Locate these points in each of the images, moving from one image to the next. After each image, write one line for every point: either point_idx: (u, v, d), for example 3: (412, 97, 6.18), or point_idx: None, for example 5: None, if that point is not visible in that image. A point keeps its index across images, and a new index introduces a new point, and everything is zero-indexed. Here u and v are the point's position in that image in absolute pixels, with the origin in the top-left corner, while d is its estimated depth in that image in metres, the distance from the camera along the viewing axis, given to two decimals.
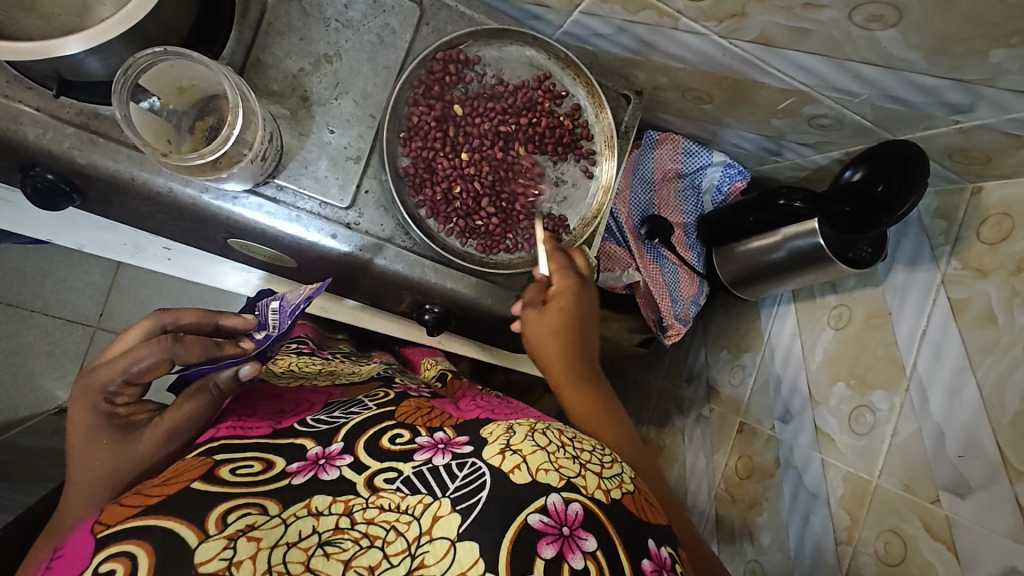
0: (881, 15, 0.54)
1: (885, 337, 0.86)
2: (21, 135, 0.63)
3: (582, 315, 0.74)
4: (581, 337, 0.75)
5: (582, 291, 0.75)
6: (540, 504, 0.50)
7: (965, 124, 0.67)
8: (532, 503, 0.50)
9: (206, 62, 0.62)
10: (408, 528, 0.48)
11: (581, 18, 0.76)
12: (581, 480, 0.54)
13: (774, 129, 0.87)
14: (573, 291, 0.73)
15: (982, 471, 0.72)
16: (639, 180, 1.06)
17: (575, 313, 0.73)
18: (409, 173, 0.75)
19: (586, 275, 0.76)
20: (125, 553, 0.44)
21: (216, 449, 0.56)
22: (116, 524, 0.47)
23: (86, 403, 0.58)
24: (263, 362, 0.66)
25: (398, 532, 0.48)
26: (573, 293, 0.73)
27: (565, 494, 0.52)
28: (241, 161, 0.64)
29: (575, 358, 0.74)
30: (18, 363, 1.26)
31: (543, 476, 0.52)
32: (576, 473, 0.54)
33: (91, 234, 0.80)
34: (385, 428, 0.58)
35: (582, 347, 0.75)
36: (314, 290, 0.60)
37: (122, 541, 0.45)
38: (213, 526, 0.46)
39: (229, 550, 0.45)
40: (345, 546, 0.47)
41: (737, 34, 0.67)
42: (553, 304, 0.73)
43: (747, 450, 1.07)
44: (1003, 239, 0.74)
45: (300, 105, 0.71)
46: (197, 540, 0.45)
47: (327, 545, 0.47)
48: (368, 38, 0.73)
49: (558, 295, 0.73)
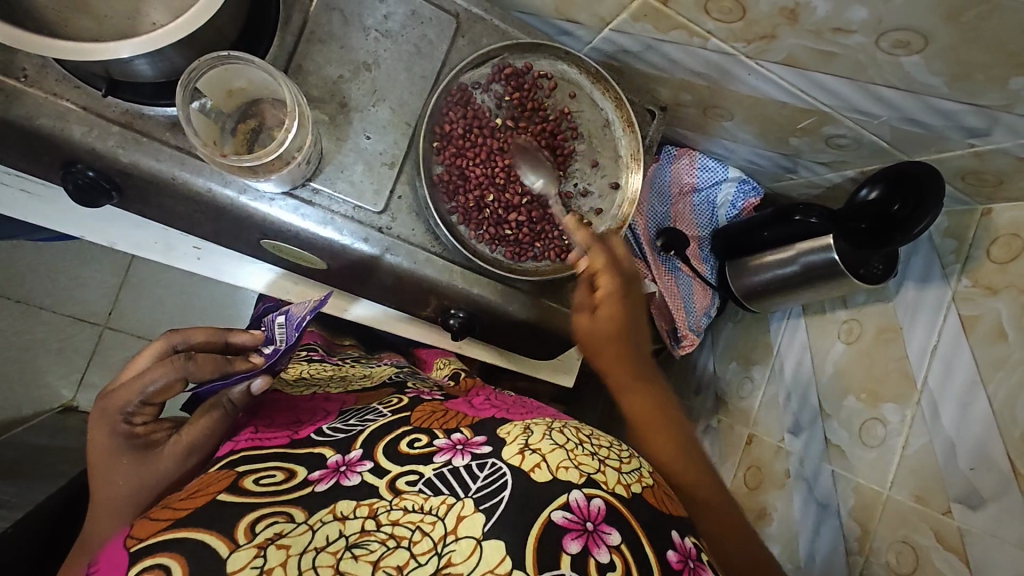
0: (906, 41, 0.57)
1: (896, 351, 0.89)
2: (66, 133, 0.64)
3: (635, 310, 0.69)
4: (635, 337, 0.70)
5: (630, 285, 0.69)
6: (563, 500, 0.51)
7: (979, 147, 0.70)
8: (554, 500, 0.51)
9: (263, 68, 0.64)
10: (433, 528, 0.49)
11: (612, 35, 0.78)
12: (601, 476, 0.55)
13: (791, 147, 0.90)
14: (621, 291, 0.68)
15: (994, 483, 0.74)
16: (655, 193, 1.09)
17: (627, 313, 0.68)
18: (442, 180, 0.76)
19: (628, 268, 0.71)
20: (159, 566, 0.45)
21: (238, 460, 0.57)
22: (148, 538, 0.48)
23: (106, 425, 0.59)
24: (273, 375, 0.66)
25: (423, 532, 0.48)
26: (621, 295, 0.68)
27: (586, 491, 0.53)
28: (291, 164, 0.67)
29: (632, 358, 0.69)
30: (25, 360, 1.25)
31: (564, 474, 0.53)
32: (596, 469, 0.55)
33: (124, 231, 0.80)
34: (404, 433, 0.58)
35: (638, 338, 0.70)
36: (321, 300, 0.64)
37: (156, 554, 0.46)
38: (243, 536, 0.47)
39: (260, 558, 0.46)
40: (373, 548, 0.47)
41: (765, 55, 0.69)
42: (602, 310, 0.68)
43: (755, 461, 1.08)
44: (1013, 258, 0.77)
45: (338, 110, 0.73)
46: (228, 551, 0.46)
47: (355, 547, 0.47)
48: (406, 47, 0.75)
49: (606, 297, 0.68)
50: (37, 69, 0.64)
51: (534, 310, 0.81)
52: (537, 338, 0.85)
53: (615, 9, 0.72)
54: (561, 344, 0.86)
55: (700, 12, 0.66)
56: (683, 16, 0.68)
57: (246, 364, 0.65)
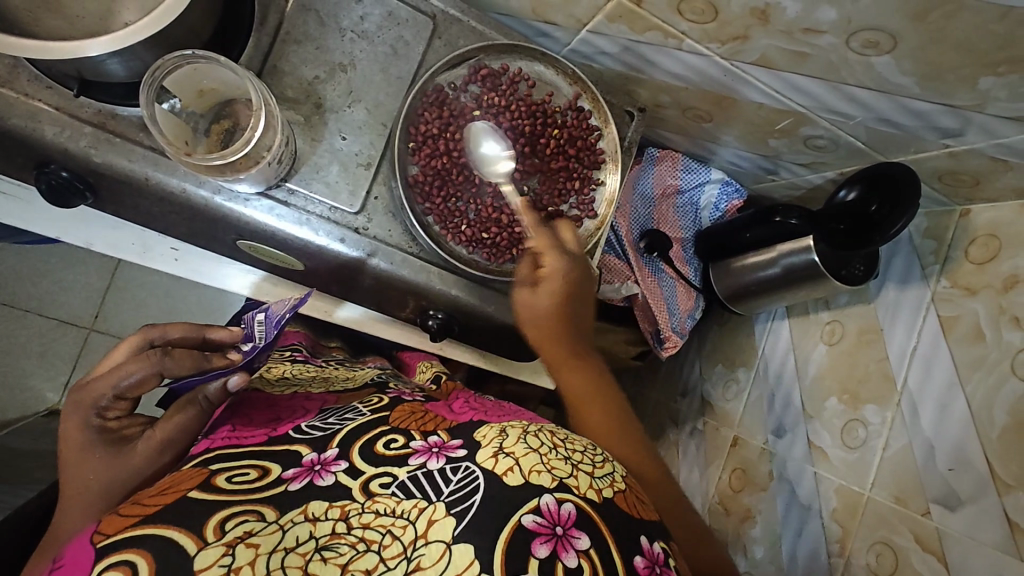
0: (876, 41, 0.57)
1: (877, 352, 0.89)
2: (38, 133, 0.64)
3: (578, 292, 0.72)
4: (574, 314, 0.73)
5: (576, 267, 0.72)
6: (534, 504, 0.49)
7: (954, 148, 0.70)
8: (525, 504, 0.49)
9: (232, 67, 0.64)
10: (403, 532, 0.46)
11: (589, 36, 0.78)
12: (573, 480, 0.52)
13: (771, 148, 0.90)
14: (567, 271, 0.71)
15: (971, 483, 0.74)
16: (640, 196, 1.09)
17: (567, 294, 0.71)
18: (417, 181, 0.76)
19: (576, 251, 0.73)
20: (125, 562, 0.43)
21: (213, 458, 0.54)
22: (115, 534, 0.46)
23: (79, 417, 0.58)
24: (251, 373, 0.66)
25: (393, 536, 0.46)
26: (566, 274, 0.71)
27: (557, 495, 0.50)
28: (260, 162, 0.66)
29: (567, 338, 0.72)
30: (9, 363, 1.25)
31: (536, 478, 0.50)
32: (568, 474, 0.52)
33: (100, 231, 0.80)
34: (380, 433, 0.56)
35: (579, 319, 0.73)
36: (301, 299, 0.65)
37: (122, 550, 0.44)
38: (211, 534, 0.45)
39: (228, 557, 0.44)
40: (342, 551, 0.45)
41: (739, 55, 0.69)
42: (543, 286, 0.71)
43: (740, 463, 1.08)
44: (991, 258, 0.77)
45: (314, 111, 0.73)
46: (197, 548, 0.44)
47: (325, 550, 0.46)
48: (382, 48, 0.75)
49: (549, 274, 0.71)
50: (9, 69, 0.64)
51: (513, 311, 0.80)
52: (519, 342, 0.86)
53: (590, 10, 0.72)
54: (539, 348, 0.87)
55: (673, 13, 0.66)
56: (657, 17, 0.68)
57: (224, 361, 0.65)
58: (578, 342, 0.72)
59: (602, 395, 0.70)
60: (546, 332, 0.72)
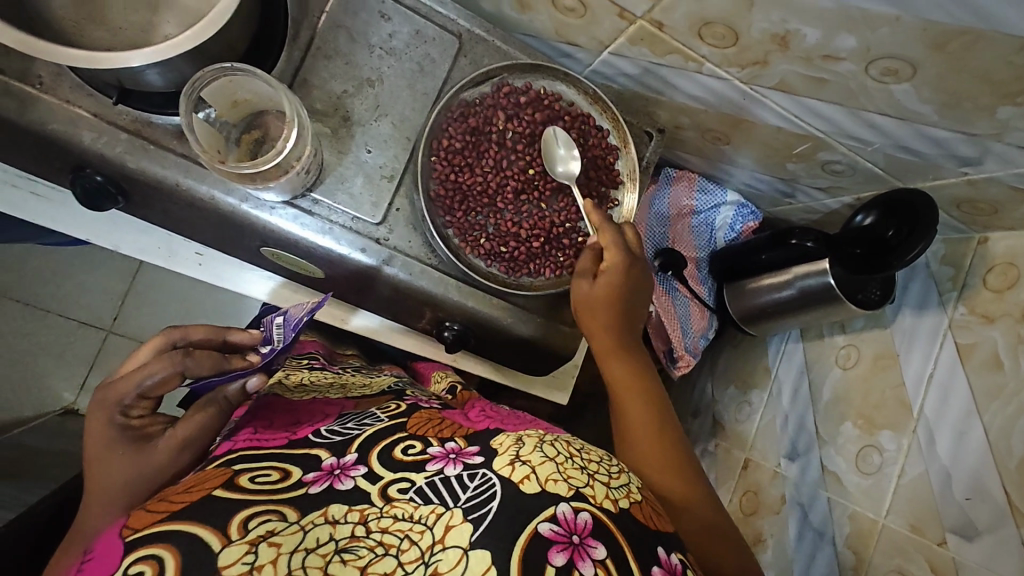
0: (895, 69, 0.58)
1: (893, 378, 0.88)
2: (77, 138, 0.67)
3: (633, 288, 0.74)
4: (626, 307, 0.74)
5: (633, 263, 0.74)
6: (550, 512, 0.49)
7: (973, 176, 0.70)
8: (542, 512, 0.49)
9: (266, 80, 0.66)
10: (421, 537, 0.47)
11: (610, 58, 0.80)
12: (590, 489, 0.52)
13: (788, 172, 0.91)
14: (625, 266, 0.73)
15: (989, 514, 0.73)
16: (654, 215, 1.10)
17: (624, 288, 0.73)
18: (440, 195, 0.78)
19: (635, 251, 0.75)
20: (152, 557, 0.44)
21: (236, 458, 0.55)
22: (143, 529, 0.46)
23: (104, 415, 0.60)
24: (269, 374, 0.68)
25: (412, 540, 0.47)
26: (627, 269, 0.73)
27: (574, 504, 0.50)
28: (289, 172, 0.68)
29: (618, 330, 0.74)
30: (30, 363, 1.27)
31: (552, 486, 0.50)
32: (584, 483, 0.52)
33: (129, 235, 0.82)
34: (397, 439, 0.56)
35: (631, 314, 0.75)
36: (318, 303, 0.65)
37: (151, 544, 0.45)
38: (235, 531, 0.45)
39: (251, 555, 0.44)
40: (362, 554, 0.46)
41: (758, 80, 0.71)
42: (603, 276, 0.72)
43: (752, 486, 1.07)
44: (1009, 287, 0.77)
45: (341, 124, 0.75)
46: (220, 544, 0.44)
47: (344, 552, 0.46)
48: (409, 65, 0.77)
49: (608, 267, 0.73)
50: (53, 76, 0.66)
51: (529, 324, 0.81)
52: (534, 355, 0.86)
53: (612, 32, 0.74)
54: (553, 363, 0.88)
55: (694, 37, 0.67)
56: (678, 41, 0.69)
57: (243, 362, 0.66)
58: (627, 336, 0.74)
59: (646, 388, 0.72)
60: (601, 322, 0.73)
